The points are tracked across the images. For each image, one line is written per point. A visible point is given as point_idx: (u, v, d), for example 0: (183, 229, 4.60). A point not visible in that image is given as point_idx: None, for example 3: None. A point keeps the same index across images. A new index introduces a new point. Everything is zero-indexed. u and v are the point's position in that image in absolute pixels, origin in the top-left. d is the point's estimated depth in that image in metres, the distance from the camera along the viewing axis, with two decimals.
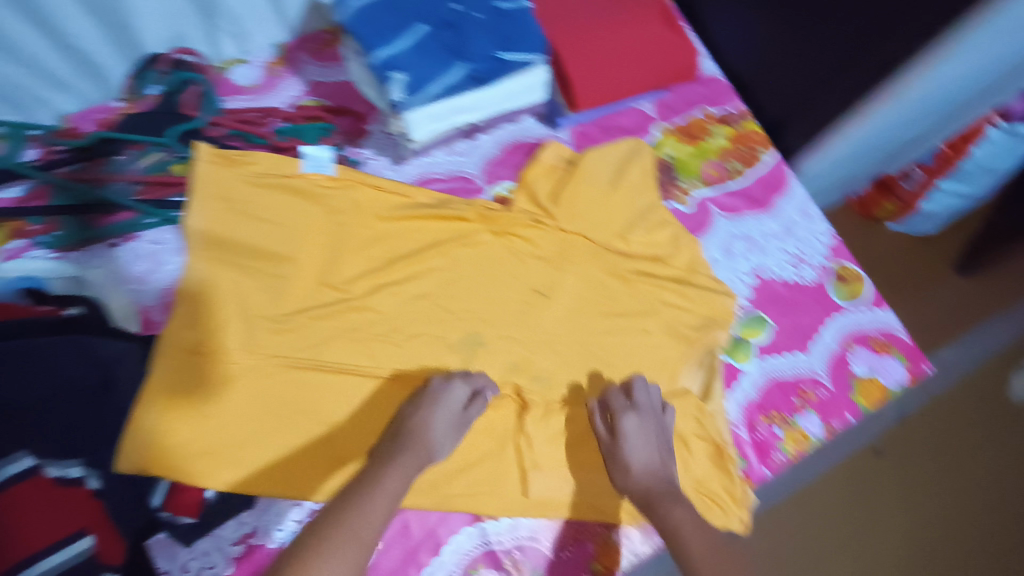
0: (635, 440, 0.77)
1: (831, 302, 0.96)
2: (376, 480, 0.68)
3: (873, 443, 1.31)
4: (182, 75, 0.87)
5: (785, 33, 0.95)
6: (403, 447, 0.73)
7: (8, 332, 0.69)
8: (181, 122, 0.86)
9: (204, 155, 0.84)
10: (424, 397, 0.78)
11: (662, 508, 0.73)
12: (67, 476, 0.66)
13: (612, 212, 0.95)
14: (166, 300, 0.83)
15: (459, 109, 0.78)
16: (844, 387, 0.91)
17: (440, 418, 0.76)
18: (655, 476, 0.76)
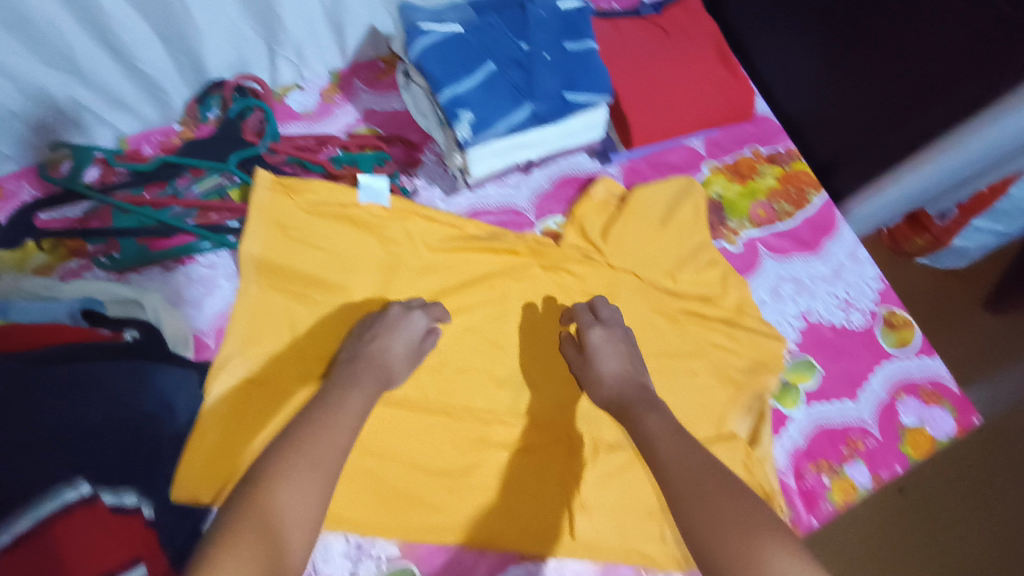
0: (604, 353, 0.79)
1: (878, 348, 0.96)
2: (340, 395, 0.69)
3: (900, 484, 1.24)
4: (247, 102, 0.88)
5: (845, 77, 0.95)
6: (362, 363, 0.74)
7: (72, 356, 0.70)
8: (244, 148, 0.87)
9: (265, 183, 0.85)
10: (379, 319, 0.80)
11: (636, 413, 0.72)
12: (122, 503, 0.64)
13: (662, 249, 0.94)
14: (221, 326, 0.84)
15: (520, 146, 0.79)
16: (891, 437, 0.91)
17: (396, 333, 0.78)
18: (628, 382, 0.77)
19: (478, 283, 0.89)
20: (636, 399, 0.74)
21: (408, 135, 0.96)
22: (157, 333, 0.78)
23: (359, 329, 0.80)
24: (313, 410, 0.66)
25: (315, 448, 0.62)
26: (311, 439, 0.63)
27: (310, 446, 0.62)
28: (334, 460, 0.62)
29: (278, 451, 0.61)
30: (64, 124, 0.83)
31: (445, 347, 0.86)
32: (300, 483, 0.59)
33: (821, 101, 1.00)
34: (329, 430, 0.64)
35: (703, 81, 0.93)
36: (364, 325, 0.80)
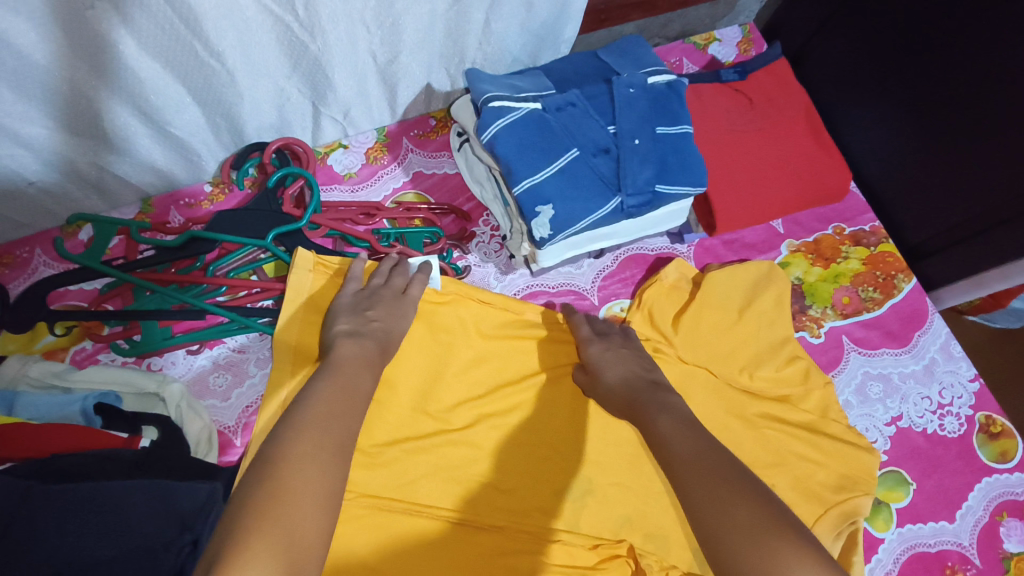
0: (605, 362, 0.71)
1: (976, 461, 0.85)
2: (343, 372, 0.59)
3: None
4: (286, 173, 0.77)
5: (938, 161, 0.87)
6: (359, 335, 0.65)
7: (82, 470, 0.62)
8: (281, 223, 0.76)
9: (306, 263, 0.75)
10: (369, 295, 0.71)
11: (650, 411, 0.61)
12: None
13: (740, 342, 0.84)
14: (249, 420, 0.75)
15: (597, 237, 0.71)
16: (995, 566, 0.80)
17: (387, 308, 0.70)
18: (638, 380, 0.67)
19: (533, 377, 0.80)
20: (647, 389, 0.64)
21: (460, 203, 0.88)
22: (177, 434, 0.69)
23: (348, 299, 0.70)
24: (315, 390, 0.56)
25: (323, 429, 0.52)
26: (316, 419, 0.53)
27: (316, 425, 0.52)
28: (346, 439, 0.54)
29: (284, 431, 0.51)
30: (87, 190, 0.75)
31: (497, 450, 0.77)
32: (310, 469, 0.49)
33: (912, 180, 0.92)
34: (336, 406, 0.55)
35: (791, 159, 0.84)
36: (354, 298, 0.70)
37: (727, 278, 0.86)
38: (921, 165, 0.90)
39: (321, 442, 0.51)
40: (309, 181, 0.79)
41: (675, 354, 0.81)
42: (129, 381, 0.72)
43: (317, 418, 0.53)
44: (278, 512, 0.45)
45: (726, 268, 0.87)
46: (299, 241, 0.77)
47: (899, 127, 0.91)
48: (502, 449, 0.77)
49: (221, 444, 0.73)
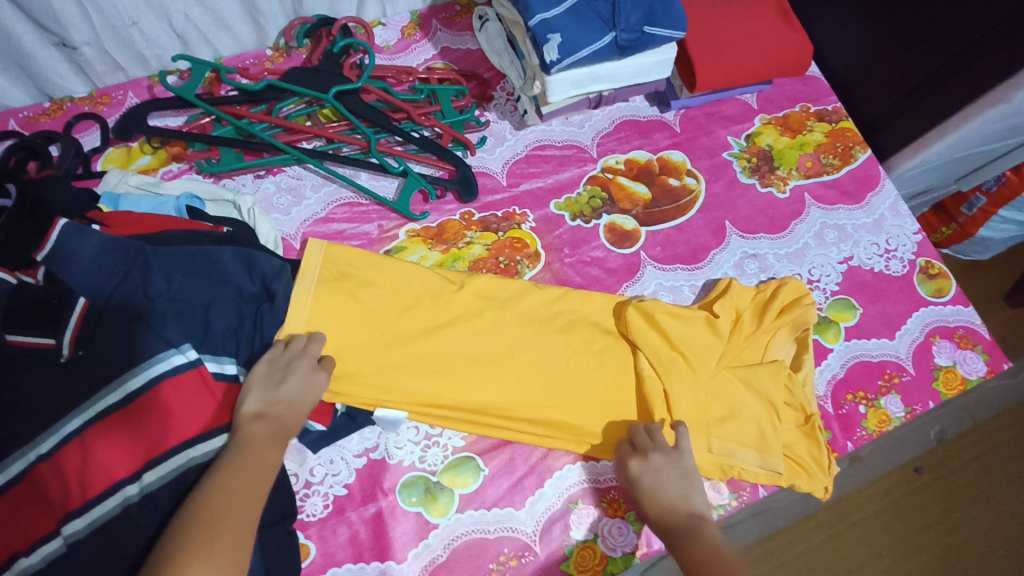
0: (645, 481, 0.78)
1: (915, 295, 1.01)
2: (245, 460, 0.66)
3: (915, 462, 1.20)
4: (349, 41, 0.92)
5: (886, 41, 1.02)
6: (264, 425, 0.70)
7: (184, 240, 0.78)
8: (342, 82, 0.91)
9: (264, 360, 0.74)
10: (283, 366, 0.74)
11: (682, 540, 0.73)
12: (174, 366, 0.72)
13: (695, 348, 0.87)
14: (308, 231, 0.90)
15: (596, 77, 0.87)
16: (926, 374, 0.96)
17: (295, 393, 0.73)
18: (674, 510, 0.76)
19: (543, 211, 0.96)
20: (684, 529, 0.74)
21: (481, 72, 1.03)
22: (249, 229, 0.84)
23: (261, 372, 0.73)
24: (206, 492, 0.62)
25: (223, 527, 0.59)
26: (217, 526, 0.59)
27: (215, 530, 0.59)
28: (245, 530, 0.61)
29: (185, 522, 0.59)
30: (172, 39, 0.90)
31: (510, 266, 0.92)
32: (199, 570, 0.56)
33: (867, 63, 1.07)
34: (234, 498, 0.62)
35: (762, 31, 0.98)
36: (267, 373, 0.73)
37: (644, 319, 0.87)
38: (873, 46, 1.04)
39: (226, 535, 0.59)
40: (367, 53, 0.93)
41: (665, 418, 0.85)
42: (210, 191, 0.87)
43: (225, 513, 0.61)
44: None
45: (655, 301, 0.89)
46: (356, 99, 0.92)
47: (849, 18, 1.06)
48: (516, 262, 0.92)
49: (284, 246, 0.89)
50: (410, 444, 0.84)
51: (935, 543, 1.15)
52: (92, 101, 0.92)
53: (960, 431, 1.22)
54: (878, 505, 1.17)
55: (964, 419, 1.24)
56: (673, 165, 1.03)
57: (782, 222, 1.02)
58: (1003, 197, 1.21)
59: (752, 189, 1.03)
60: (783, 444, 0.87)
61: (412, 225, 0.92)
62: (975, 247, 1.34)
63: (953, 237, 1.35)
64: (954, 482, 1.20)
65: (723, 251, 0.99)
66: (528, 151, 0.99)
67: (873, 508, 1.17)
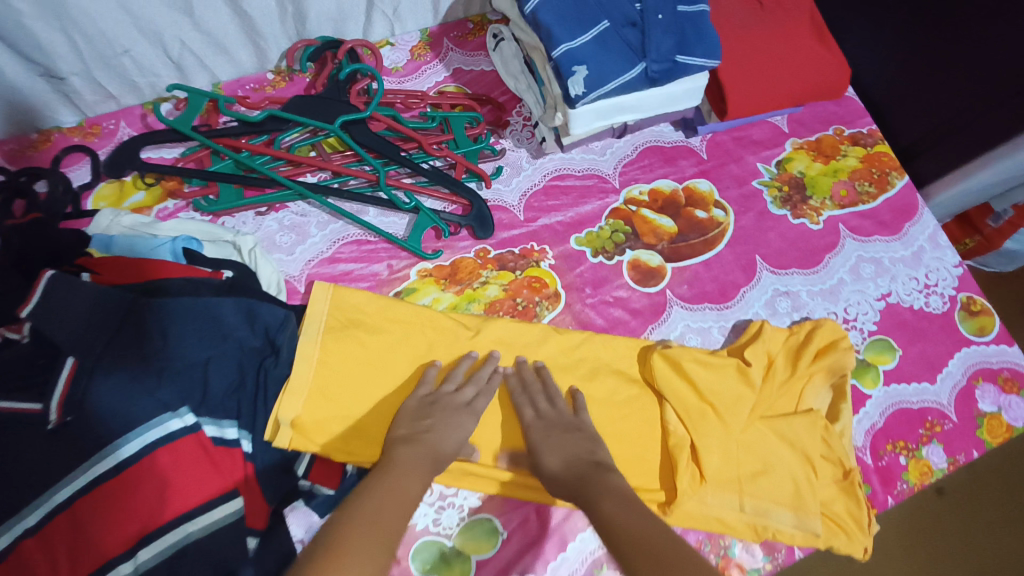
0: (545, 447, 0.74)
1: (956, 334, 0.95)
2: (396, 482, 0.65)
3: (938, 484, 1.15)
4: (355, 66, 0.86)
5: (927, 63, 0.95)
6: (417, 447, 0.69)
7: (180, 290, 0.72)
8: (349, 111, 0.85)
9: (420, 391, 0.75)
10: (439, 398, 0.74)
11: (588, 495, 0.67)
12: (169, 432, 0.66)
13: (730, 398, 0.82)
14: (313, 272, 0.85)
15: (622, 108, 0.81)
16: (969, 421, 0.90)
17: (451, 419, 0.73)
18: (578, 465, 0.71)
19: (562, 247, 0.90)
20: (588, 478, 0.69)
21: (495, 96, 0.97)
22: (251, 275, 0.79)
23: (415, 403, 0.74)
24: (358, 510, 0.61)
25: (361, 536, 0.58)
26: (362, 534, 0.58)
27: (359, 540, 0.58)
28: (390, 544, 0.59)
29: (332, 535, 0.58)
30: (167, 66, 0.85)
31: (529, 308, 0.87)
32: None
33: (906, 85, 1.00)
34: (377, 512, 0.61)
35: (799, 54, 0.91)
36: (419, 405, 0.74)
37: (670, 369, 0.82)
38: (912, 67, 0.98)
39: (372, 545, 0.58)
40: (375, 79, 0.87)
41: (693, 475, 0.80)
42: (208, 231, 0.81)
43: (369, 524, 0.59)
44: None
45: (682, 347, 0.84)
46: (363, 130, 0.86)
47: (887, 37, 0.99)
48: (534, 304, 0.87)
49: (288, 289, 0.83)
50: (423, 506, 0.78)
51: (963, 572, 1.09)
52: (82, 131, 0.85)
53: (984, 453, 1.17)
54: (902, 533, 1.11)
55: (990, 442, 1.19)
56: (700, 196, 0.97)
57: (816, 255, 0.96)
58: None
59: (783, 221, 0.97)
60: (820, 501, 0.82)
61: (424, 264, 0.87)
62: (1001, 259, 1.29)
63: (976, 248, 1.29)
64: (980, 505, 1.14)
65: (753, 288, 0.93)
66: (546, 182, 0.93)
67: (897, 535, 1.11)
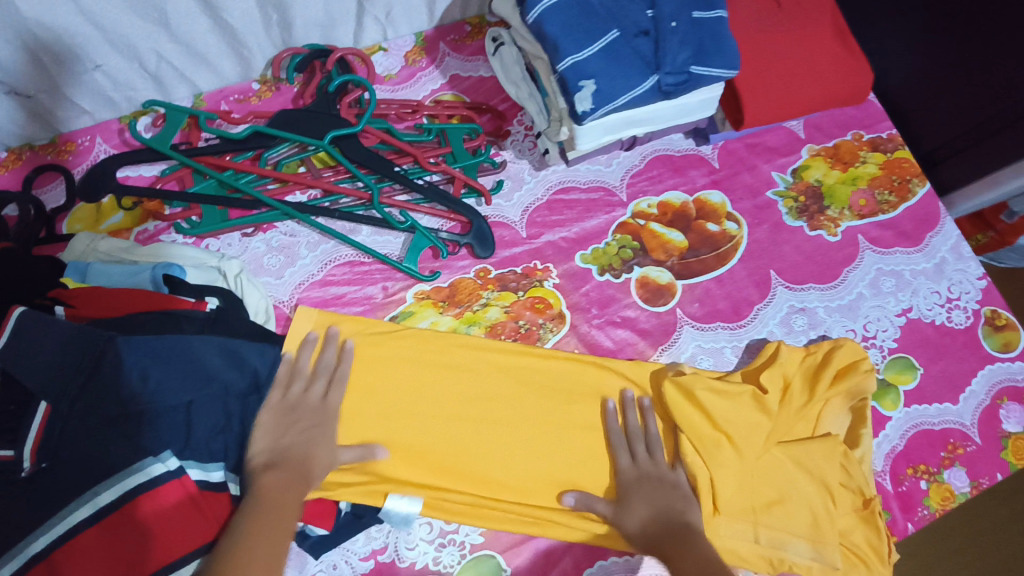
0: (633, 494, 0.72)
1: (980, 350, 0.90)
2: (268, 506, 0.63)
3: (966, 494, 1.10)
4: (345, 78, 0.80)
5: (955, 67, 0.90)
6: (287, 463, 0.66)
7: (163, 325, 0.69)
8: (338, 125, 0.80)
9: (274, 397, 0.71)
10: (292, 402, 0.71)
11: (673, 557, 0.66)
12: (151, 478, 0.61)
13: (749, 428, 0.77)
14: (303, 296, 0.80)
15: (632, 122, 0.76)
16: (993, 442, 0.86)
17: (313, 426, 0.70)
18: (665, 518, 0.70)
19: (567, 265, 0.86)
20: (675, 538, 0.68)
21: (495, 104, 0.91)
22: (237, 305, 0.75)
23: (271, 410, 0.70)
24: (232, 545, 0.59)
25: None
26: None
27: None
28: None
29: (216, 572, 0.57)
30: (144, 80, 0.80)
31: (531, 332, 0.82)
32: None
33: (932, 89, 0.94)
34: (259, 553, 0.59)
35: (817, 59, 0.86)
36: (275, 415, 0.70)
37: (680, 397, 0.77)
38: (938, 71, 0.92)
39: None
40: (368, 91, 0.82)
41: (708, 504, 0.76)
42: (190, 256, 0.77)
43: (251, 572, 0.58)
44: None
45: (695, 374, 0.79)
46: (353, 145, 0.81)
47: (913, 38, 0.94)
48: (537, 327, 0.83)
49: (278, 316, 0.79)
50: (423, 543, 0.74)
51: None
52: (56, 149, 0.81)
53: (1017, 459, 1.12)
54: None
55: None
56: (712, 208, 0.92)
57: (833, 269, 0.91)
58: None
59: (799, 233, 0.92)
60: (838, 531, 0.78)
61: (421, 286, 0.82)
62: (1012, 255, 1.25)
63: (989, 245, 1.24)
64: None
65: (768, 306, 0.88)
66: (550, 196, 0.88)
67: None
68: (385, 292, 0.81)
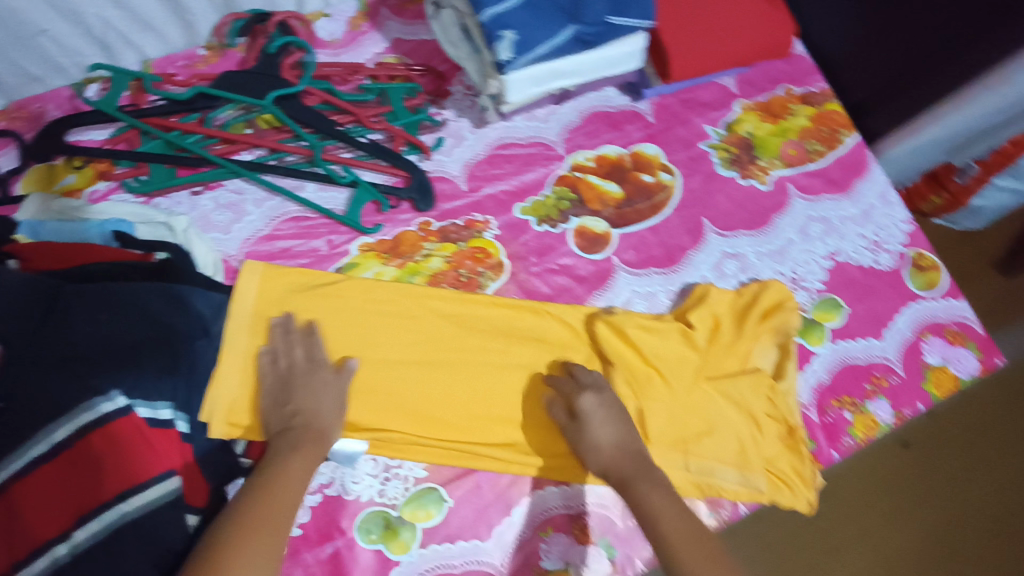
0: (592, 420, 0.74)
1: (905, 289, 0.95)
2: (277, 469, 0.67)
3: (903, 438, 1.29)
4: (285, 39, 0.86)
5: (876, 18, 0.94)
6: (297, 433, 0.70)
7: (107, 275, 0.73)
8: (279, 86, 0.84)
9: (267, 374, 0.75)
10: (286, 372, 0.74)
11: (636, 484, 0.70)
12: (100, 416, 0.64)
13: (676, 359, 0.83)
14: (250, 251, 0.84)
15: (558, 75, 0.79)
16: (915, 374, 0.91)
17: (312, 390, 0.73)
18: (625, 448, 0.73)
19: (506, 217, 0.89)
20: (635, 467, 0.71)
21: (436, 65, 0.95)
22: (185, 258, 0.78)
23: (270, 386, 0.74)
24: (245, 497, 0.64)
25: (253, 534, 0.61)
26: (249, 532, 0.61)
27: (249, 539, 0.60)
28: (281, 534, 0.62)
29: (229, 530, 0.61)
30: (90, 42, 0.84)
31: (472, 280, 0.86)
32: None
33: (858, 41, 0.98)
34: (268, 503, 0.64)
35: (742, 12, 0.90)
36: (273, 391, 0.74)
37: (611, 332, 0.82)
38: (862, 22, 0.96)
39: (261, 537, 0.61)
40: (307, 53, 0.87)
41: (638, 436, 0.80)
42: (138, 212, 0.80)
43: (258, 520, 0.62)
44: None
45: (626, 313, 0.84)
46: (296, 105, 0.85)
47: None
48: (478, 275, 0.87)
49: (226, 270, 0.83)
50: (367, 477, 0.78)
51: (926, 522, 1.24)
52: (7, 114, 0.84)
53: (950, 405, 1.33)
54: (864, 484, 1.26)
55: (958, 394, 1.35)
56: (647, 160, 0.96)
57: (763, 216, 0.96)
58: (996, 163, 1.24)
59: (731, 183, 0.97)
60: (764, 458, 0.83)
61: (365, 239, 0.86)
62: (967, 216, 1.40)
63: (944, 207, 1.39)
64: (936, 453, 1.29)
65: (700, 252, 0.93)
66: (489, 151, 0.92)
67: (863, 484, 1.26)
68: (330, 245, 0.85)
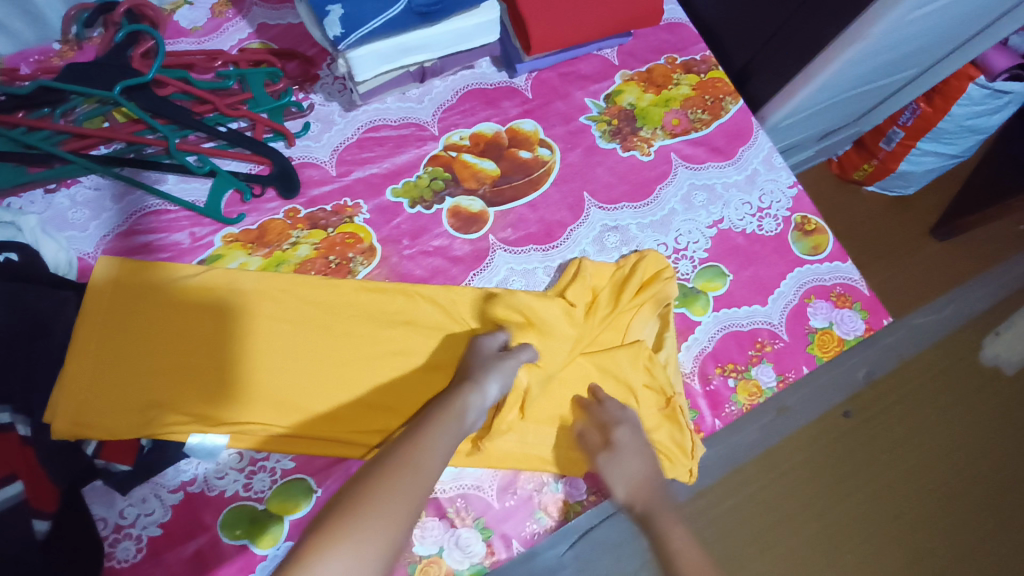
0: (617, 469, 0.77)
1: (789, 255, 0.94)
2: (437, 416, 0.68)
3: (844, 408, 1.37)
4: (135, 28, 0.83)
5: None
6: (454, 398, 0.71)
7: None
8: (128, 76, 0.81)
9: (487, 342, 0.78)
10: (476, 349, 0.77)
11: (659, 522, 0.76)
12: None
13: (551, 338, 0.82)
14: (106, 248, 0.82)
15: (408, 50, 0.82)
16: (800, 338, 0.90)
17: (486, 360, 0.76)
18: (649, 488, 0.77)
19: (377, 200, 0.88)
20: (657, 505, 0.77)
21: (304, 49, 0.94)
22: (36, 259, 0.77)
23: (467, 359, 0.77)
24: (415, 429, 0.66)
25: (411, 461, 0.62)
26: (410, 459, 0.62)
27: (407, 465, 0.61)
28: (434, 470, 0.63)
29: (401, 451, 0.62)
30: None
31: (342, 267, 0.85)
32: (371, 525, 0.55)
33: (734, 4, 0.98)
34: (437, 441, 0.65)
35: None
36: (472, 356, 0.77)
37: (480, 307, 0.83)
38: None
39: (421, 466, 0.62)
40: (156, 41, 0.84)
41: (515, 411, 0.80)
42: None
43: (421, 450, 0.63)
44: (359, 513, 0.55)
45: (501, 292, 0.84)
46: (146, 96, 0.82)
47: None
48: (348, 261, 0.85)
49: (80, 268, 0.81)
50: (230, 472, 0.75)
51: (852, 488, 1.30)
52: None
53: (886, 375, 1.41)
54: (805, 454, 1.32)
55: (887, 361, 1.43)
56: (524, 135, 0.94)
57: (646, 187, 0.95)
58: (919, 129, 1.37)
59: (612, 155, 0.96)
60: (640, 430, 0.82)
61: (229, 230, 0.85)
62: (897, 181, 1.53)
63: (875, 173, 1.53)
64: (877, 423, 1.36)
65: (582, 226, 0.91)
66: (360, 135, 0.91)
67: (802, 455, 1.32)
68: (191, 238, 0.84)
